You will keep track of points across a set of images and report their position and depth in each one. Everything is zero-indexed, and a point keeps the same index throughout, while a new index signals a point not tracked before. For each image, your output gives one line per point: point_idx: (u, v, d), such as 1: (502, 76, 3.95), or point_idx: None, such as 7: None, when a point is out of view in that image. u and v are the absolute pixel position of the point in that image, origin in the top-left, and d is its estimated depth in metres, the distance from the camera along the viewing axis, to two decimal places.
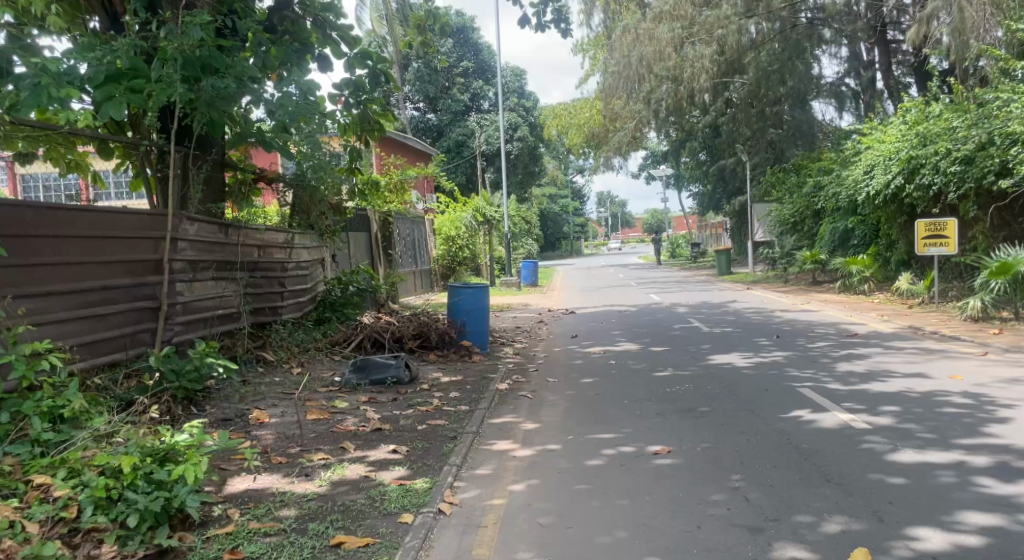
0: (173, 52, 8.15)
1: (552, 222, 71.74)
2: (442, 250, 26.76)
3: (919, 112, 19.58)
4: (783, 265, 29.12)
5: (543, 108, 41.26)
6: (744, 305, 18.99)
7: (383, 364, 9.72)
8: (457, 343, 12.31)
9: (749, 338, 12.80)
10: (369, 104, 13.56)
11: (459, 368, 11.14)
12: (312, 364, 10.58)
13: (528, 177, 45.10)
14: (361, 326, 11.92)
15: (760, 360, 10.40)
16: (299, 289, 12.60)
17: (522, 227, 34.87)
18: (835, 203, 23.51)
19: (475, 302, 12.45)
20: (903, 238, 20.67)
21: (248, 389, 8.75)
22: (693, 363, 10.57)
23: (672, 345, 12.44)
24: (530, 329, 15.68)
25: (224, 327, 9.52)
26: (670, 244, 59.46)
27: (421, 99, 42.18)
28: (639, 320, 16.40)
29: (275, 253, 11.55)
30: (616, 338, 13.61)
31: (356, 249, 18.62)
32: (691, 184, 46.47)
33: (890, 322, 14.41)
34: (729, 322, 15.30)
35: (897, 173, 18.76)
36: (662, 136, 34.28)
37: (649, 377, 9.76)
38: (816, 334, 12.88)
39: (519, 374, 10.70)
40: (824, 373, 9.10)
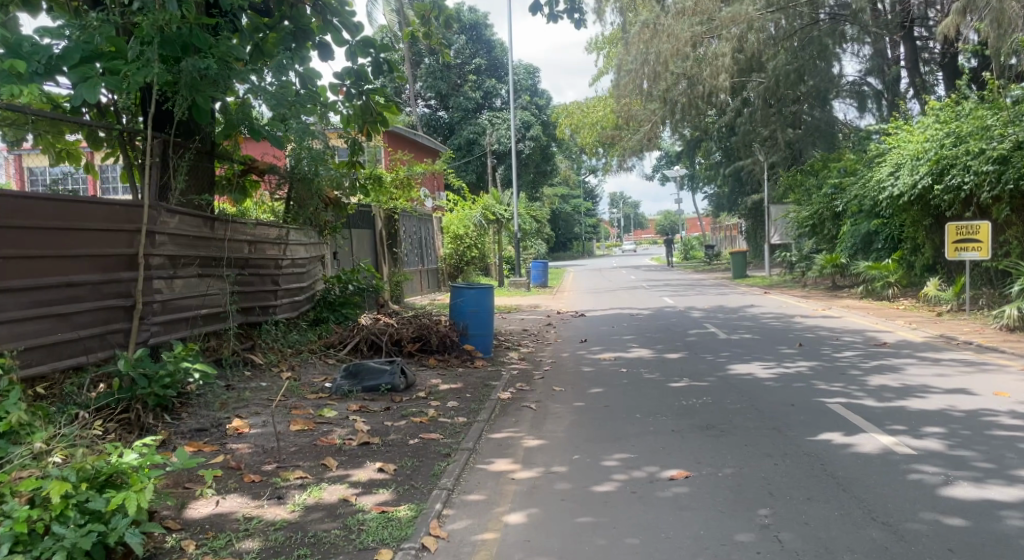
0: (151, 30, 7.53)
1: (564, 222, 71.10)
2: (451, 249, 26.16)
3: (947, 111, 18.92)
4: (801, 268, 28.42)
5: (555, 106, 40.64)
6: (763, 309, 18.32)
7: (377, 370, 9.10)
8: (459, 347, 11.64)
9: (770, 346, 12.16)
10: (372, 95, 12.93)
11: (460, 375, 10.51)
12: (303, 368, 9.95)
13: (539, 176, 44.47)
14: (358, 327, 11.32)
15: (783, 372, 9.74)
16: (295, 287, 11.99)
17: (533, 227, 34.25)
18: (858, 204, 22.77)
19: (478, 303, 11.79)
20: (929, 241, 20.14)
21: (231, 396, 8.11)
22: (710, 373, 9.91)
23: (688, 352, 11.79)
24: (537, 332, 15.06)
25: (209, 327, 8.87)
26: (684, 245, 58.83)
27: (433, 95, 41.61)
28: (653, 325, 15.75)
29: (269, 249, 10.92)
30: (628, 344, 12.98)
31: (360, 246, 18.01)
32: (706, 185, 45.82)
33: (917, 331, 13.78)
34: (747, 328, 14.66)
35: (926, 173, 18.19)
36: (676, 136, 33.61)
37: (663, 389, 9.09)
38: (842, 343, 12.23)
39: (523, 382, 10.06)
40: (856, 389, 8.41)
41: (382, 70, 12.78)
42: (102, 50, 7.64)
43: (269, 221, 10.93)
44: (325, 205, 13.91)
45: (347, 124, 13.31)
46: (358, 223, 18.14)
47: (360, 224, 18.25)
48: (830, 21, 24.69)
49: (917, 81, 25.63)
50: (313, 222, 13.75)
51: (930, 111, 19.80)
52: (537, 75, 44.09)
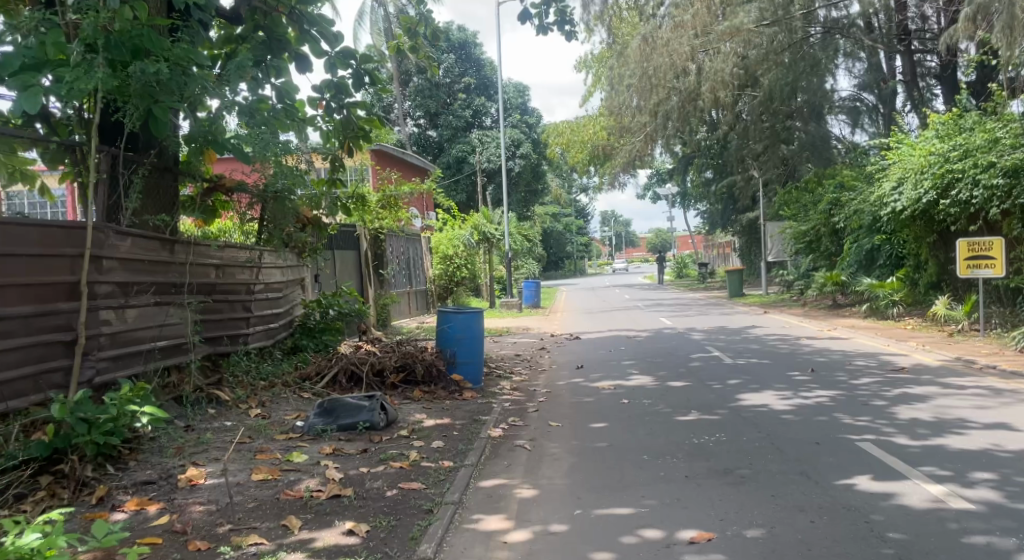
0: (92, 30, 6.74)
1: (555, 240, 70.38)
2: (439, 270, 25.31)
3: (951, 124, 18.33)
4: (799, 286, 27.66)
5: (546, 124, 39.96)
6: (765, 330, 17.56)
7: (354, 408, 8.24)
8: (446, 377, 10.78)
9: (780, 371, 11.38)
10: (354, 109, 12.16)
11: (448, 408, 9.66)
12: (275, 403, 9.12)
13: (530, 195, 43.74)
14: (338, 356, 10.52)
15: (800, 404, 8.95)
16: (270, 313, 11.19)
17: (524, 246, 33.42)
18: (858, 220, 22.06)
19: (467, 329, 10.94)
20: (933, 257, 19.46)
21: (188, 439, 7.28)
22: (720, 405, 9.12)
23: (693, 379, 10.98)
24: (530, 358, 14.23)
25: (167, 362, 8.00)
26: (675, 263, 58.11)
27: (422, 113, 40.98)
28: (653, 348, 14.95)
29: (240, 274, 10.10)
30: (628, 370, 12.15)
31: (342, 268, 17.18)
32: (698, 203, 45.19)
33: (933, 354, 13.02)
34: (752, 351, 13.90)
35: (929, 188, 17.54)
36: (669, 154, 32.94)
37: (670, 424, 8.29)
38: (856, 369, 11.47)
39: (517, 416, 9.24)
40: (887, 426, 7.65)
41: (366, 82, 12.04)
42: (47, 56, 6.83)
43: (241, 244, 10.13)
44: (301, 224, 13.11)
45: (327, 139, 12.51)
46: (341, 244, 17.26)
47: (344, 245, 17.38)
48: (824, 36, 24.08)
49: (915, 93, 25.03)
50: (291, 243, 12.98)
51: (931, 123, 19.18)
52: (526, 93, 43.46)
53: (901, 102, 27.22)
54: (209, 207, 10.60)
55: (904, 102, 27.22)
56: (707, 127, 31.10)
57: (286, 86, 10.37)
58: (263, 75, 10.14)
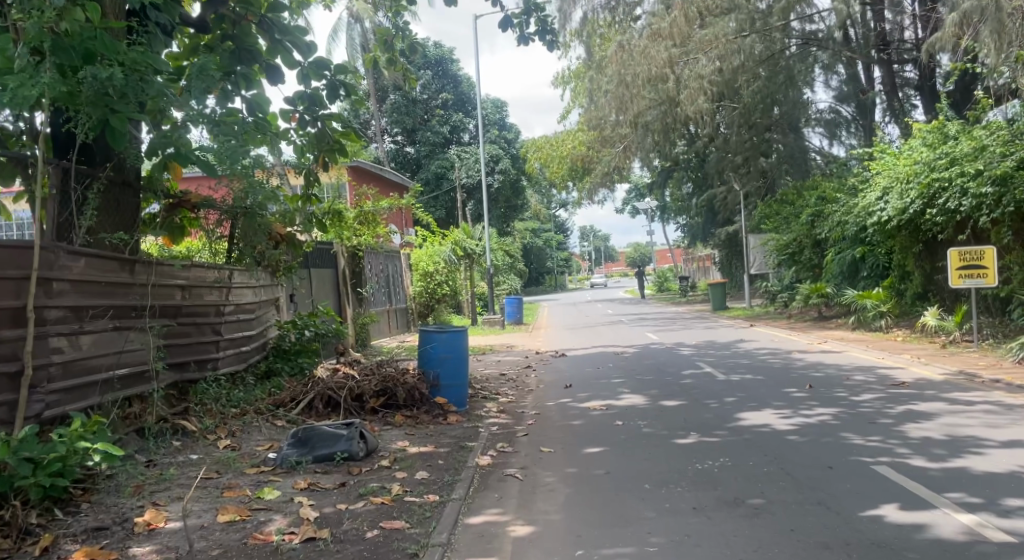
0: (38, 33, 6.19)
1: (535, 256, 69.88)
2: (419, 287, 24.73)
3: (936, 133, 17.89)
4: (783, 298, 27.30)
5: (524, 139, 39.57)
6: (755, 344, 17.13)
7: (332, 438, 7.65)
8: (429, 400, 10.22)
9: (776, 388, 10.89)
10: (329, 122, 11.62)
11: (432, 434, 9.11)
12: (246, 433, 8.54)
13: (510, 211, 43.24)
14: (315, 380, 9.98)
15: (804, 423, 8.47)
16: (242, 336, 10.62)
17: (505, 262, 32.90)
18: (842, 230, 21.72)
19: (451, 348, 10.38)
20: (919, 267, 19.15)
21: (150, 476, 6.71)
22: (720, 425, 8.64)
23: (687, 397, 10.47)
24: (515, 377, 13.68)
25: (128, 391, 7.41)
26: (657, 278, 57.77)
27: (399, 130, 40.48)
28: (642, 365, 14.46)
29: (209, 296, 9.53)
30: (618, 389, 11.63)
31: (319, 287, 16.58)
32: (678, 217, 44.93)
33: (929, 367, 12.58)
34: (745, 366, 13.44)
35: (915, 198, 17.20)
36: (649, 167, 32.59)
37: (670, 448, 7.81)
38: (854, 384, 10.99)
39: (505, 441, 8.71)
40: (900, 448, 7.21)
41: (343, 94, 11.51)
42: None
43: (209, 263, 9.56)
44: (273, 241, 12.55)
45: (301, 153, 11.94)
46: (317, 262, 16.64)
47: (319, 263, 16.76)
48: (801, 48, 23.85)
49: (893, 104, 24.65)
50: (264, 261, 12.40)
51: (915, 132, 18.88)
52: (504, 108, 43.07)
53: (880, 114, 26.92)
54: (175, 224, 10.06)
55: (884, 113, 26.95)
56: (686, 140, 30.79)
57: (257, 98, 9.87)
58: (232, 89, 9.54)
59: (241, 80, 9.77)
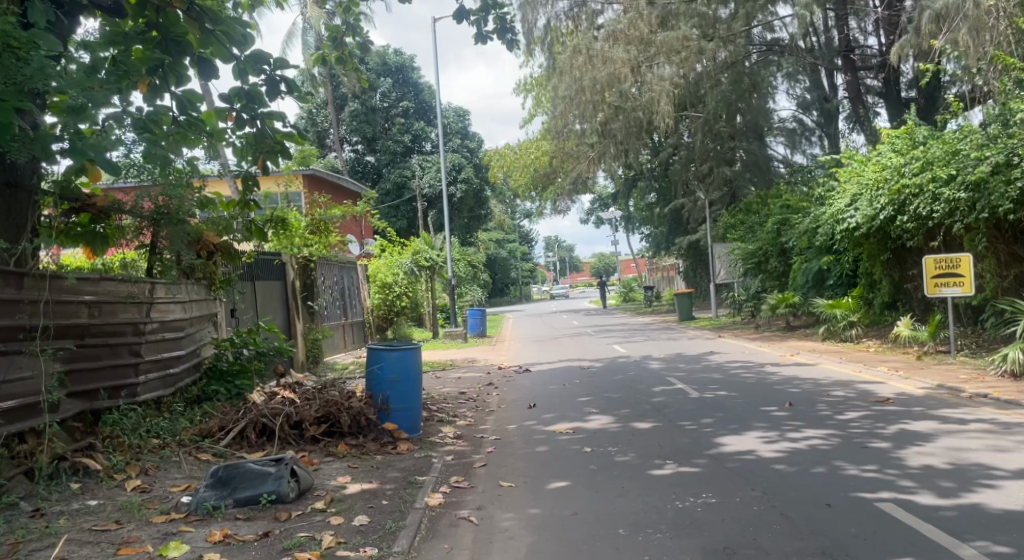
0: None
1: (500, 266, 68.95)
2: (377, 299, 23.65)
3: (904, 136, 16.94)
4: (750, 308, 26.51)
5: (486, 149, 38.66)
6: (726, 356, 16.29)
7: (257, 478, 6.63)
8: (377, 427, 9.20)
9: (754, 405, 9.97)
10: (270, 121, 10.39)
11: (377, 467, 8.09)
12: (162, 471, 7.57)
13: (473, 221, 42.21)
14: (249, 406, 9.03)
15: (792, 449, 7.58)
16: (168, 356, 9.69)
17: (468, 273, 31.89)
18: (808, 239, 21.08)
19: (402, 368, 9.33)
20: (887, 276, 18.49)
21: (32, 530, 5.77)
22: (700, 452, 7.73)
23: (660, 418, 9.55)
24: (474, 396, 12.66)
25: (20, 426, 6.52)
26: (621, 288, 56.97)
27: (359, 138, 39.40)
28: (610, 381, 13.53)
29: (126, 314, 8.60)
30: (585, 408, 10.67)
31: (265, 300, 15.48)
32: (642, 226, 44.18)
33: (908, 381, 11.48)
34: (718, 382, 12.54)
35: (886, 205, 16.39)
36: (612, 176, 31.82)
37: (645, 481, 6.90)
38: (836, 399, 10.10)
39: (458, 474, 7.74)
40: (904, 480, 6.32)
41: (290, 93, 10.16)
42: None
43: (124, 275, 8.58)
44: (202, 252, 11.43)
45: (239, 157, 10.73)
46: (263, 275, 15.57)
47: (265, 275, 15.65)
48: (760, 58, 23.50)
49: (859, 111, 23.43)
50: (194, 274, 11.32)
51: (883, 137, 18.01)
52: (466, 117, 42.12)
53: (844, 122, 26.31)
54: (97, 233, 9.54)
55: (848, 121, 26.31)
56: (649, 150, 30.05)
57: (189, 94, 9.02)
58: (162, 83, 8.75)
59: (170, 78, 8.77)
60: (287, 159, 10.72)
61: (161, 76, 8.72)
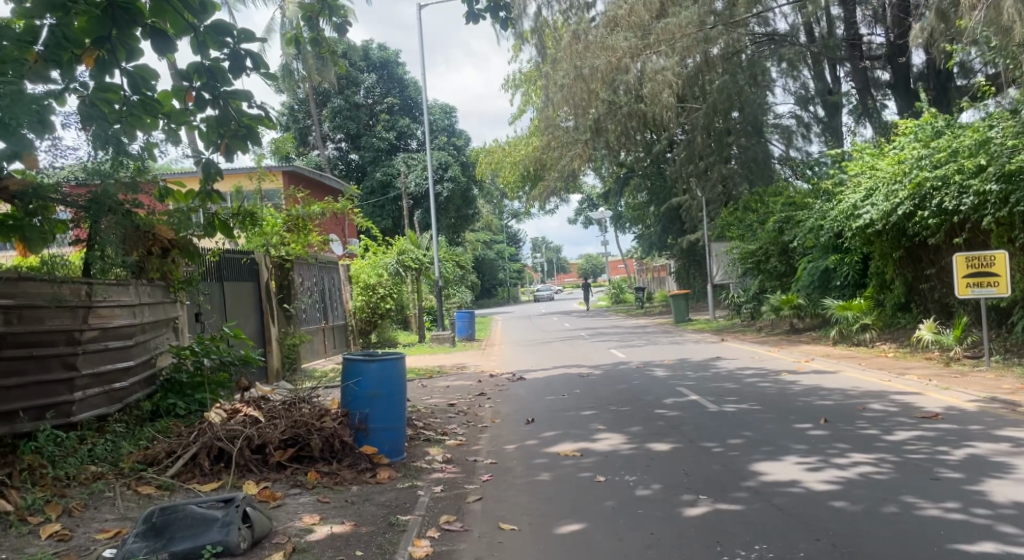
0: None
1: (487, 267, 67.54)
2: (360, 302, 22.29)
3: (926, 125, 15.54)
4: (749, 311, 25.10)
5: (473, 146, 37.29)
6: (734, 363, 15.02)
7: (200, 525, 5.40)
8: (353, 452, 7.90)
9: (784, 421, 8.64)
10: (235, 102, 8.69)
11: (352, 501, 6.85)
12: (90, 510, 6.50)
13: (460, 221, 40.80)
14: (204, 428, 7.83)
15: (843, 478, 6.25)
16: (111, 369, 8.54)
17: (456, 274, 30.47)
18: (814, 238, 19.37)
19: (384, 382, 8.03)
20: (900, 275, 16.89)
21: None
22: (737, 479, 6.52)
23: (680, 438, 8.31)
24: (464, 409, 11.35)
25: None
26: (612, 289, 55.45)
27: (342, 136, 38.01)
28: (614, 390, 12.25)
29: (57, 321, 7.74)
30: (591, 425, 9.41)
31: (234, 302, 14.14)
32: (633, 226, 42.74)
33: (948, 393, 10.13)
34: (734, 390, 11.27)
35: (904, 200, 14.87)
36: (604, 172, 30.50)
37: (677, 521, 5.73)
38: (876, 413, 8.85)
39: (450, 510, 6.52)
40: (1003, 527, 5.15)
41: (256, 69, 8.50)
42: None
43: (43, 274, 7.65)
44: (152, 247, 10.04)
45: (205, 143, 9.08)
46: (232, 275, 14.20)
47: (234, 275, 14.28)
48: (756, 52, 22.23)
49: (867, 102, 21.98)
50: (142, 272, 9.94)
51: (902, 127, 16.58)
52: (453, 114, 40.82)
53: (849, 117, 24.95)
54: (47, 231, 8.32)
55: (852, 116, 24.98)
56: (643, 146, 28.72)
57: (143, 69, 7.45)
58: (111, 58, 7.24)
59: (120, 53, 7.21)
60: (256, 144, 9.07)
61: (109, 50, 7.19)
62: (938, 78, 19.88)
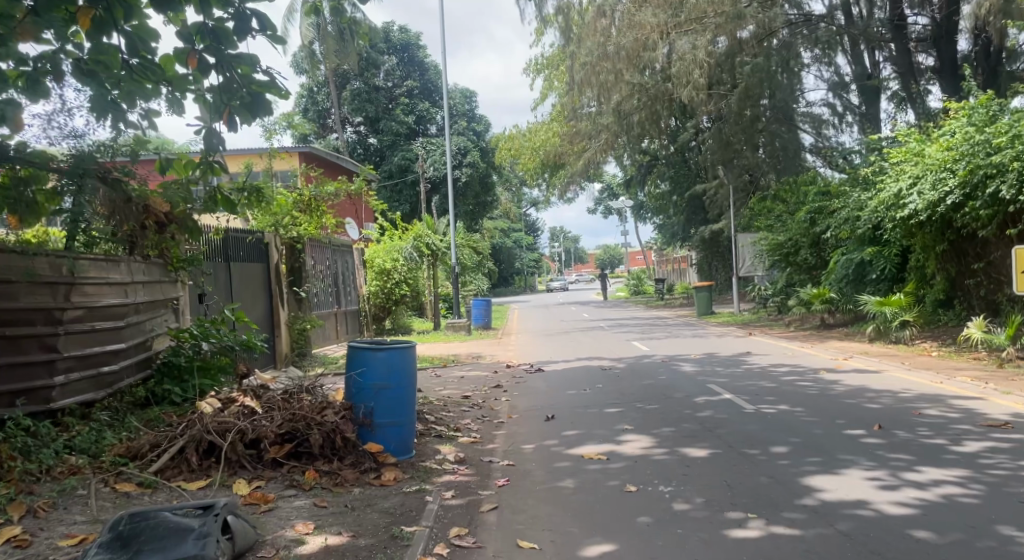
0: None
1: (505, 255, 66.77)
2: (374, 287, 21.58)
3: (979, 108, 14.47)
4: (776, 305, 24.13)
5: (493, 132, 36.47)
6: (766, 359, 14.16)
7: (170, 539, 4.65)
8: (357, 449, 7.17)
9: (835, 427, 7.82)
10: (242, 69, 7.61)
11: (353, 506, 6.12)
12: (58, 511, 5.84)
13: (478, 208, 39.97)
14: (193, 419, 7.09)
15: (920, 500, 5.44)
16: (99, 351, 7.88)
17: (473, 261, 29.67)
18: (849, 228, 18.31)
19: (392, 374, 7.29)
20: (943, 269, 15.94)
21: None
22: (793, 495, 5.72)
23: (719, 442, 7.52)
24: (480, 402, 10.61)
25: None
26: (631, 280, 54.52)
27: (361, 119, 37.29)
28: (642, 386, 11.45)
29: (31, 297, 7.17)
30: (618, 425, 8.63)
31: (241, 284, 13.43)
32: (654, 216, 41.79)
33: (1012, 398, 9.23)
34: (772, 389, 10.41)
35: (955, 188, 13.88)
36: (627, 160, 29.57)
37: (728, 544, 4.97)
38: (939, 419, 7.99)
39: (463, 521, 5.79)
40: None
41: (264, 32, 7.53)
42: None
43: (12, 248, 7.04)
44: (148, 222, 9.22)
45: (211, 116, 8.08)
46: (239, 255, 13.47)
47: (241, 255, 13.56)
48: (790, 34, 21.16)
49: (911, 87, 20.81)
50: (136, 248, 9.12)
51: (954, 109, 15.45)
52: (474, 99, 39.96)
53: (888, 102, 23.83)
54: (28, 202, 7.70)
55: (891, 102, 23.89)
56: (669, 133, 27.77)
57: (140, 29, 6.99)
58: (107, 15, 6.54)
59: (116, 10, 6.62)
60: (267, 113, 8.01)
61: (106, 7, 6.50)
62: (988, 61, 18.81)
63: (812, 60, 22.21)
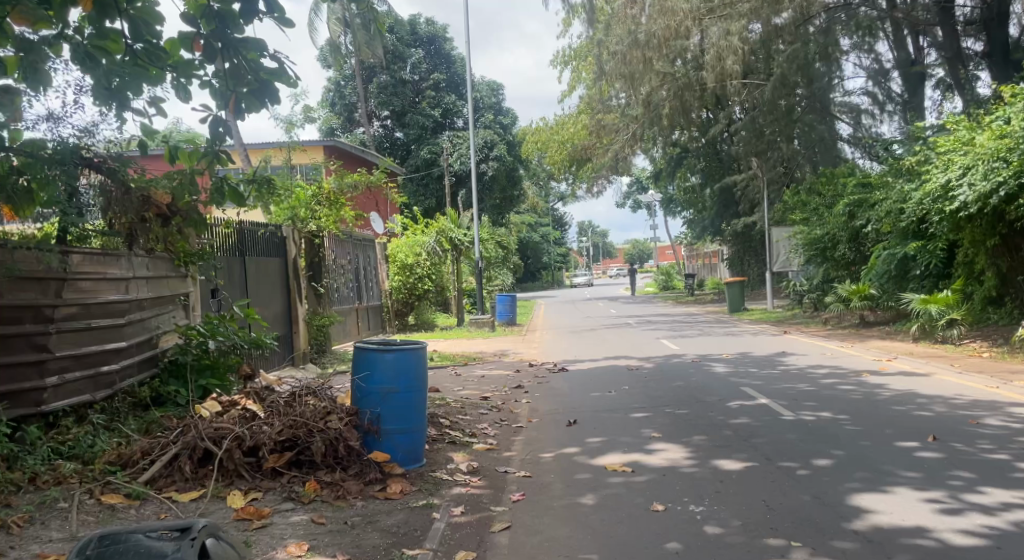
0: None
1: (532, 250, 66.11)
2: (396, 282, 21.12)
3: None
4: (812, 301, 23.30)
5: (520, 125, 35.87)
6: (804, 359, 13.43)
7: None
8: (362, 458, 6.67)
9: (883, 437, 7.18)
10: (250, 54, 7.03)
11: (354, 524, 5.60)
12: (35, 526, 5.44)
13: (505, 202, 39.40)
14: (189, 424, 6.61)
15: (989, 529, 4.82)
16: (95, 351, 7.44)
17: (498, 255, 29.12)
18: (891, 221, 17.45)
19: (401, 378, 6.75)
20: (993, 265, 15.07)
21: None
22: (841, 518, 5.12)
23: (755, 453, 6.92)
24: (500, 404, 10.06)
25: None
26: (660, 275, 53.69)
27: (387, 112, 36.85)
28: (671, 388, 10.83)
29: (17, 294, 6.72)
30: (646, 432, 8.04)
31: (258, 279, 12.99)
32: (683, 210, 40.93)
33: None
34: (811, 392, 9.76)
35: (1009, 178, 13.05)
36: (657, 152, 28.83)
37: None
38: (999, 430, 7.31)
39: (473, 544, 5.25)
40: None
41: (272, 14, 6.94)
42: None
43: None
44: (149, 215, 8.53)
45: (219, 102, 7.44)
46: (254, 249, 13.01)
47: (256, 249, 13.10)
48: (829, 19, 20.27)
49: (958, 73, 19.69)
50: (137, 243, 8.56)
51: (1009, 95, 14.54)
52: (501, 92, 39.34)
53: (933, 89, 22.81)
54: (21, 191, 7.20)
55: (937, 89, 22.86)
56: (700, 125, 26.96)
57: (146, 12, 6.44)
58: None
59: None
60: (275, 102, 7.42)
61: None
62: None
63: (851, 47, 21.31)
